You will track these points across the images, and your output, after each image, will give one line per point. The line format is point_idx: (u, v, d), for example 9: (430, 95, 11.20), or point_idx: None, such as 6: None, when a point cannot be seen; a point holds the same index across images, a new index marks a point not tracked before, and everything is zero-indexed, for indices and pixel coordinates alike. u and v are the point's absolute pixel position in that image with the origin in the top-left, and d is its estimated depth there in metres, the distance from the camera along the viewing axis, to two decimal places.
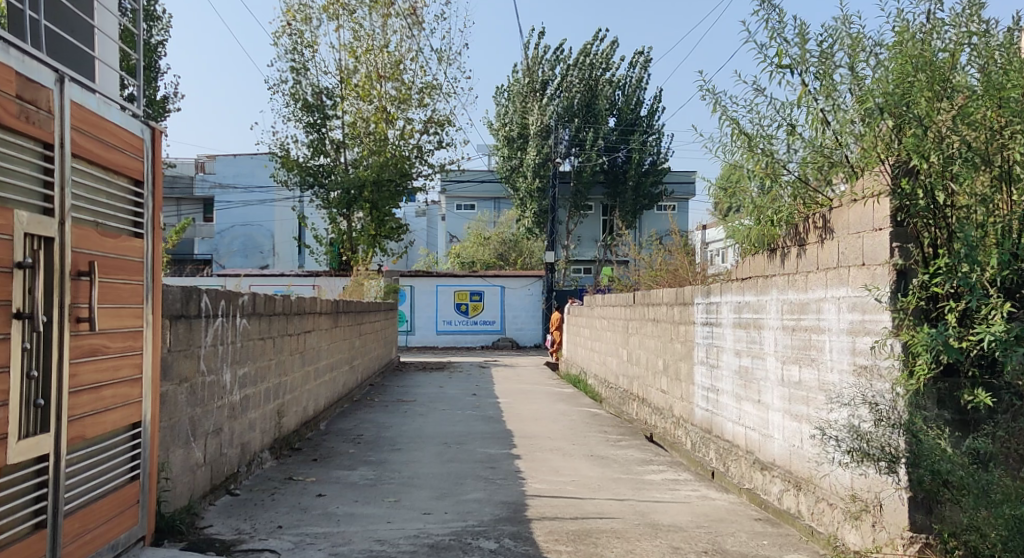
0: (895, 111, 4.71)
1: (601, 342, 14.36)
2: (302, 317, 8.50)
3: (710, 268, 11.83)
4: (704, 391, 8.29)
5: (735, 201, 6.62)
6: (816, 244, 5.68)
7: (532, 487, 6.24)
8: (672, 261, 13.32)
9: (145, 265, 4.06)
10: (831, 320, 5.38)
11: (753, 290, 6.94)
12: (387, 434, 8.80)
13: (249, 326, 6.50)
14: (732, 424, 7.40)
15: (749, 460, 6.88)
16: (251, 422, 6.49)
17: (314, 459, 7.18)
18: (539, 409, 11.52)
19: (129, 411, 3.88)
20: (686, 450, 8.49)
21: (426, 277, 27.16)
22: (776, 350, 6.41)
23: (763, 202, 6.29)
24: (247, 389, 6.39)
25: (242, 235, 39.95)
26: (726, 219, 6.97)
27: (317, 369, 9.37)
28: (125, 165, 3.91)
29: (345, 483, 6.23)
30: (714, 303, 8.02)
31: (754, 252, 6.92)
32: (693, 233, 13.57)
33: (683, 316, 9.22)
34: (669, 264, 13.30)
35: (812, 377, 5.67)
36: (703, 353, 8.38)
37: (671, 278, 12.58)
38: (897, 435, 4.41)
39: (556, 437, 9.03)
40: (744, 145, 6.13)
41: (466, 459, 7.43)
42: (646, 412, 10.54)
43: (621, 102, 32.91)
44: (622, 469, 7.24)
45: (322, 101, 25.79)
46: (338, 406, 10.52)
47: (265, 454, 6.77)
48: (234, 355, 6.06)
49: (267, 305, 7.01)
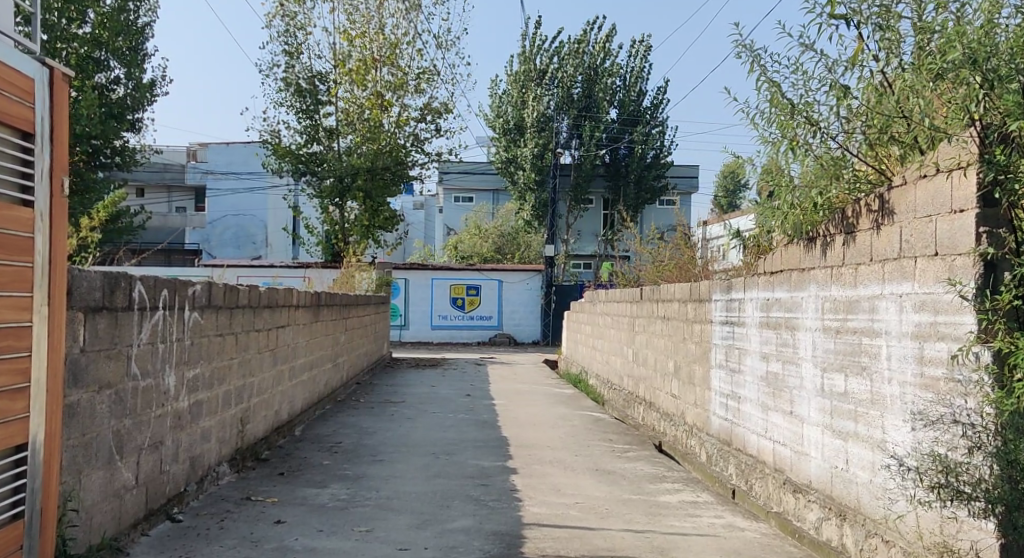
0: (987, 65, 3.80)
1: (604, 340, 13.44)
2: (275, 311, 7.63)
3: (716, 263, 10.98)
4: (722, 398, 7.43)
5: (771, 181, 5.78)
6: (869, 232, 4.80)
7: (530, 513, 5.35)
8: (676, 256, 12.47)
9: (37, 244, 3.18)
10: (889, 321, 4.53)
11: (785, 286, 6.04)
12: (368, 441, 7.90)
13: (206, 321, 5.64)
14: (757, 437, 6.54)
15: (777, 479, 6.01)
16: (205, 431, 5.62)
17: (280, 473, 6.30)
18: (537, 412, 10.63)
19: (10, 430, 3.03)
20: (701, 463, 7.63)
21: (421, 270, 26.19)
22: (813, 355, 5.54)
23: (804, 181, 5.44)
24: (200, 393, 5.51)
25: (234, 226, 39.16)
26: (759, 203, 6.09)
27: (293, 368, 8.50)
28: (10, 112, 3.03)
29: (312, 506, 5.34)
30: (736, 299, 7.15)
31: (787, 242, 6.02)
32: (698, 230, 12.67)
33: (697, 313, 8.33)
34: (674, 260, 12.39)
35: (863, 387, 4.81)
36: (722, 354, 7.51)
37: (678, 273, 11.65)
38: (992, 468, 3.56)
39: (556, 446, 8.12)
40: (786, 112, 5.26)
41: (455, 474, 6.53)
42: (654, 417, 9.67)
43: (623, 92, 31.92)
44: (632, 488, 6.34)
45: (316, 86, 24.85)
46: (318, 409, 9.62)
47: (224, 468, 5.92)
48: (184, 354, 5.20)
49: (229, 296, 6.14)
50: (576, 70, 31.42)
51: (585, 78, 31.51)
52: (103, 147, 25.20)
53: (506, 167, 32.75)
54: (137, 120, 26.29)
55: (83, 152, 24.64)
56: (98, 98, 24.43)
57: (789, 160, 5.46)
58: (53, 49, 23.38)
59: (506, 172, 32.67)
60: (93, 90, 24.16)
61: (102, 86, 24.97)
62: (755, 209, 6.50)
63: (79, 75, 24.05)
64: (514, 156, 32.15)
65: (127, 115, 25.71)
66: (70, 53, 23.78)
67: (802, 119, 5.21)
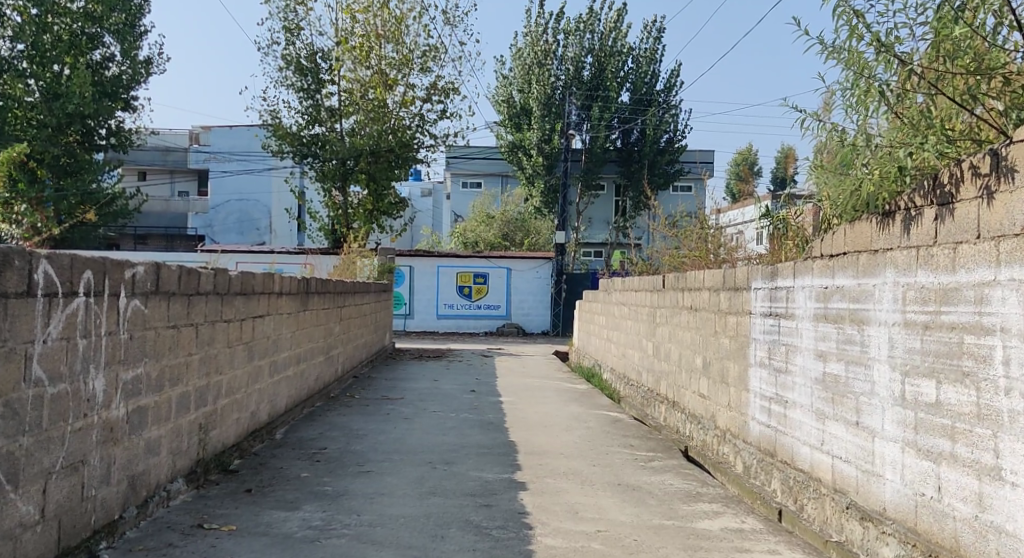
0: None
1: (620, 332, 12.44)
2: (249, 299, 6.65)
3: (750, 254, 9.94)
4: (764, 403, 6.45)
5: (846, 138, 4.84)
6: (976, 202, 3.80)
7: (542, 547, 4.39)
8: (695, 244, 11.44)
9: None
10: (1005, 314, 3.57)
11: (853, 271, 4.99)
12: (357, 447, 6.93)
13: (152, 311, 4.65)
14: (810, 449, 5.58)
15: (839, 502, 5.03)
16: (151, 444, 4.67)
17: (247, 489, 5.35)
18: (548, 412, 9.66)
19: None
20: (738, 475, 6.66)
21: (426, 256, 25.18)
22: (890, 355, 4.54)
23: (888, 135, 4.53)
24: (143, 399, 4.55)
25: (236, 210, 37.64)
26: (838, 172, 5.01)
27: (274, 363, 7.55)
28: None
29: (276, 537, 4.38)
30: (783, 287, 6.15)
31: (856, 216, 4.98)
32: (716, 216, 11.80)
33: (732, 304, 7.33)
34: (693, 244, 11.43)
35: (965, 397, 3.84)
36: (764, 352, 6.50)
37: (697, 259, 10.70)
38: None
39: (570, 453, 7.14)
40: (867, 48, 4.30)
41: (454, 491, 5.55)
42: (679, 419, 8.69)
43: (634, 73, 30.70)
44: (663, 510, 5.37)
45: (317, 64, 23.92)
46: (304, 407, 8.66)
47: (177, 485, 4.98)
48: (119, 352, 4.22)
49: (186, 280, 5.17)
50: (584, 51, 30.23)
51: (595, 58, 30.29)
52: (98, 127, 24.48)
53: (513, 152, 31.72)
54: (131, 99, 25.20)
55: (76, 131, 23.87)
56: (92, 76, 23.62)
57: (872, 106, 4.55)
58: (45, 24, 22.54)
59: (513, 158, 31.67)
60: (86, 67, 23.41)
61: (96, 63, 24.09)
62: (816, 176, 5.51)
63: (72, 52, 23.26)
64: (521, 141, 31.20)
65: (121, 93, 24.69)
66: (62, 28, 22.99)
67: (887, 62, 4.33)
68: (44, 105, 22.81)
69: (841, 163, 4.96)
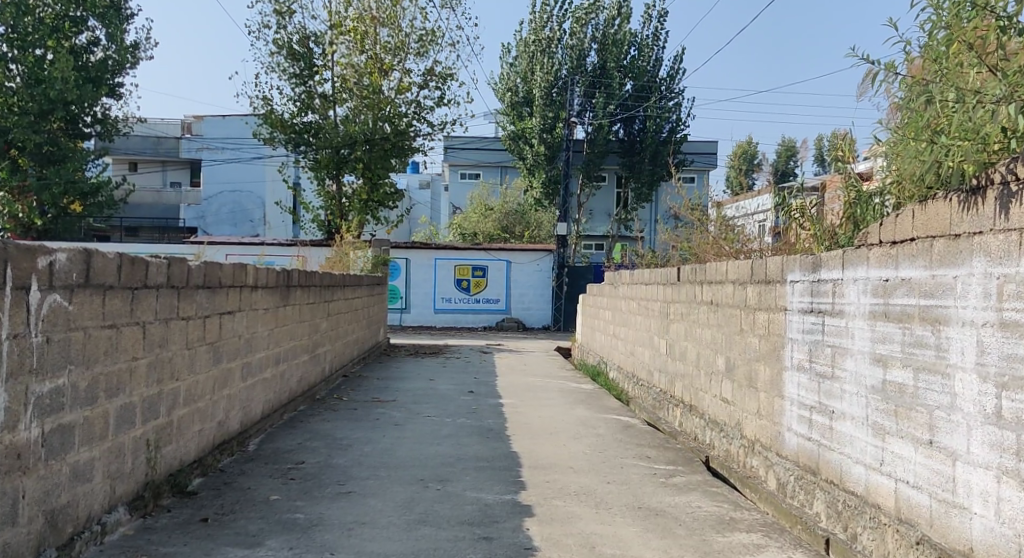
0: None
1: (628, 328, 11.64)
2: (214, 293, 5.81)
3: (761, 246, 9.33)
4: (804, 412, 5.63)
5: (936, 94, 4.03)
6: None
7: None
8: (698, 234, 10.85)
9: None
10: None
11: (927, 262, 4.16)
12: (338, 461, 6.11)
13: (79, 309, 3.83)
14: (863, 469, 4.78)
15: (906, 536, 4.24)
16: (80, 468, 3.85)
17: (203, 519, 4.53)
18: (552, 416, 8.85)
19: None
20: (771, 495, 5.86)
21: (423, 249, 24.32)
22: (979, 363, 3.73)
23: (989, 89, 3.74)
24: (68, 414, 3.73)
25: (231, 202, 36.74)
26: (916, 148, 4.23)
27: (248, 364, 6.72)
28: None
29: None
30: (828, 281, 5.32)
31: (936, 191, 4.16)
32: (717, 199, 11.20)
33: (763, 299, 6.50)
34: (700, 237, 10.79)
35: None
36: (803, 354, 5.68)
37: (705, 250, 10.05)
38: None
39: (580, 467, 6.32)
40: None
41: (449, 520, 4.74)
42: (698, 426, 7.87)
43: (637, 60, 29.79)
44: (695, 543, 4.57)
45: (310, 49, 23.05)
46: (284, 413, 7.84)
47: (116, 515, 4.17)
48: (30, 361, 3.40)
49: (128, 270, 4.34)
50: (588, 39, 29.31)
51: (599, 46, 29.38)
52: (83, 114, 23.53)
53: (514, 142, 31.10)
54: (117, 85, 24.27)
55: (60, 118, 22.93)
56: (75, 61, 22.69)
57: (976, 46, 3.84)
58: (27, 6, 21.75)
59: (515, 148, 31.00)
60: (69, 52, 22.43)
61: (81, 48, 23.15)
62: (893, 148, 4.67)
63: (55, 36, 22.34)
64: (522, 130, 30.47)
65: (106, 80, 23.74)
66: (45, 12, 22.11)
67: None
68: (25, 91, 21.99)
69: (923, 126, 4.16)
